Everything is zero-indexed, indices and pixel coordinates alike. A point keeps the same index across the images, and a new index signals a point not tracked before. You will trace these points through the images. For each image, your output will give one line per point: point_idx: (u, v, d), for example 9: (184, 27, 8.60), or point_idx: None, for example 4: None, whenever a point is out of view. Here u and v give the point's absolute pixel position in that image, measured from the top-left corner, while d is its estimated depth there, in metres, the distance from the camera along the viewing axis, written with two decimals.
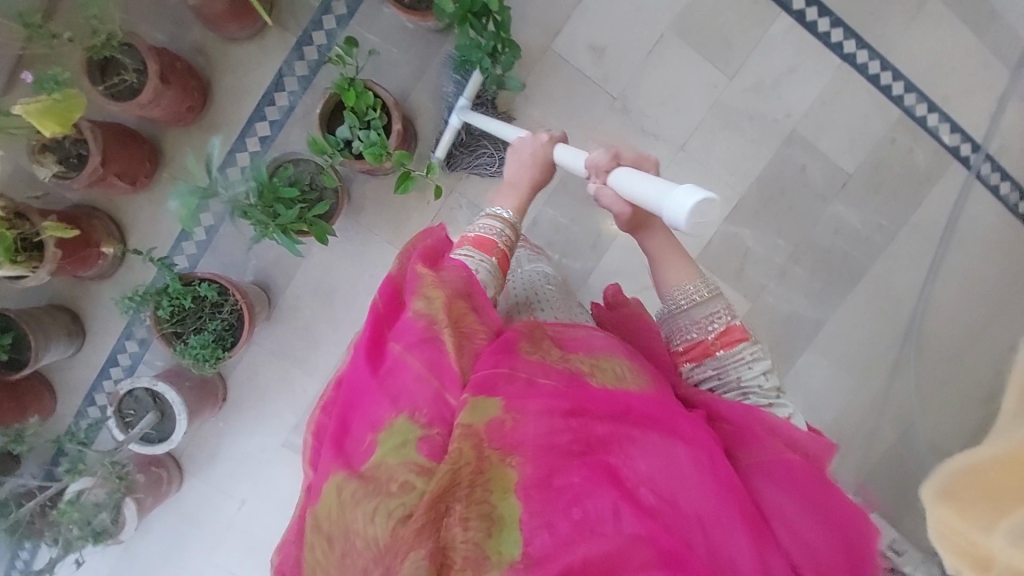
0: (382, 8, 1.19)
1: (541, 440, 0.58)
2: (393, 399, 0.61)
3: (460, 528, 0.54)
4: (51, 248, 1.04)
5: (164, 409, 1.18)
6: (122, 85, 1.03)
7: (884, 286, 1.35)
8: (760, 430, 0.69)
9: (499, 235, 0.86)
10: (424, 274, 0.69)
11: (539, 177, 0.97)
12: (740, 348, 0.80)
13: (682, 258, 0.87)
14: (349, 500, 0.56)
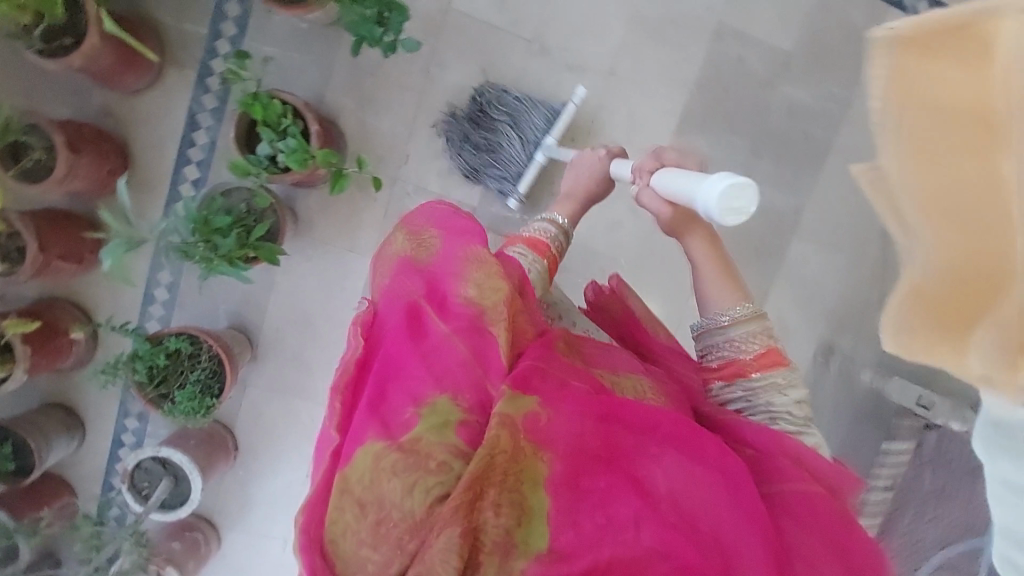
0: (271, 18, 1.15)
1: (571, 440, 0.58)
2: (434, 377, 0.61)
3: (492, 515, 0.53)
4: (19, 346, 1.03)
5: (177, 470, 1.17)
6: (36, 166, 1.01)
7: (855, 155, 1.30)
8: (785, 461, 0.70)
9: (552, 239, 0.91)
10: (487, 261, 0.72)
11: (596, 189, 1.01)
12: (776, 371, 0.79)
13: (731, 281, 0.86)
14: (385, 472, 0.56)
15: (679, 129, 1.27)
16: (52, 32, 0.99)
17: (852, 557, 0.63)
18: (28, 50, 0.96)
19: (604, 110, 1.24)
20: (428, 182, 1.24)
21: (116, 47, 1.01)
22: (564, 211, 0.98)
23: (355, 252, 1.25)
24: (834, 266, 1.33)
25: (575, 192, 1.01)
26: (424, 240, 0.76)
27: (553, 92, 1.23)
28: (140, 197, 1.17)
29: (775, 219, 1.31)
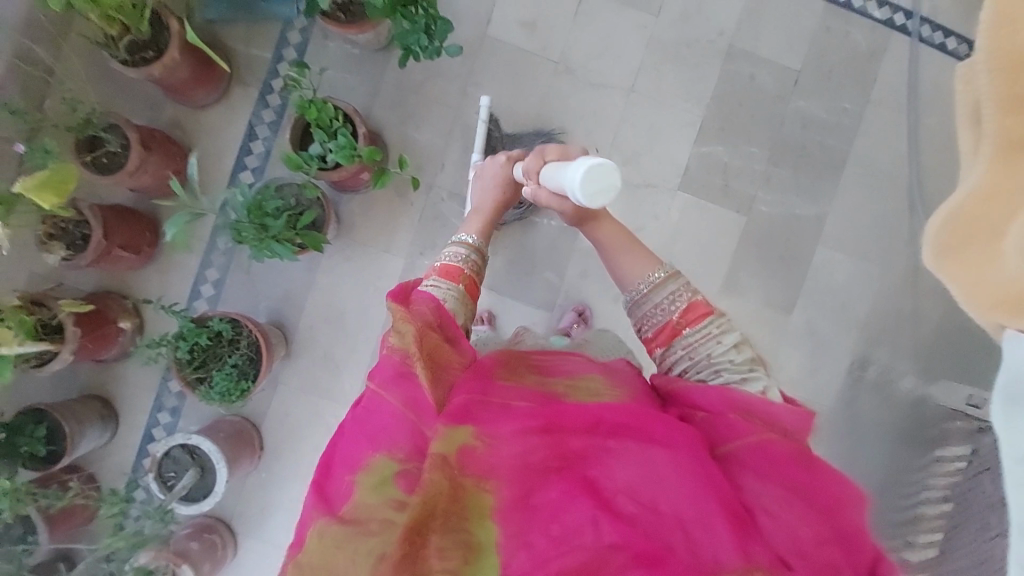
0: (327, 42, 1.29)
1: (515, 458, 0.58)
2: (370, 439, 0.63)
3: (437, 559, 0.53)
4: (71, 326, 1.08)
5: (204, 463, 1.17)
6: (108, 160, 1.11)
7: (870, 166, 1.35)
8: (734, 416, 0.67)
9: (465, 261, 0.91)
10: (393, 309, 0.70)
11: (502, 198, 1.03)
12: (706, 322, 0.80)
13: (641, 251, 0.89)
14: (334, 545, 0.54)
15: (698, 140, 1.34)
16: (136, 46, 1.12)
17: (819, 495, 0.60)
18: (114, 59, 1.09)
19: (627, 122, 1.33)
20: (461, 189, 1.32)
21: (189, 61, 1.15)
22: (474, 228, 0.98)
23: (390, 252, 1.31)
24: (862, 273, 1.36)
25: (485, 206, 1.03)
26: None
27: (577, 107, 1.33)
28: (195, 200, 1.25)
29: (795, 224, 1.35)
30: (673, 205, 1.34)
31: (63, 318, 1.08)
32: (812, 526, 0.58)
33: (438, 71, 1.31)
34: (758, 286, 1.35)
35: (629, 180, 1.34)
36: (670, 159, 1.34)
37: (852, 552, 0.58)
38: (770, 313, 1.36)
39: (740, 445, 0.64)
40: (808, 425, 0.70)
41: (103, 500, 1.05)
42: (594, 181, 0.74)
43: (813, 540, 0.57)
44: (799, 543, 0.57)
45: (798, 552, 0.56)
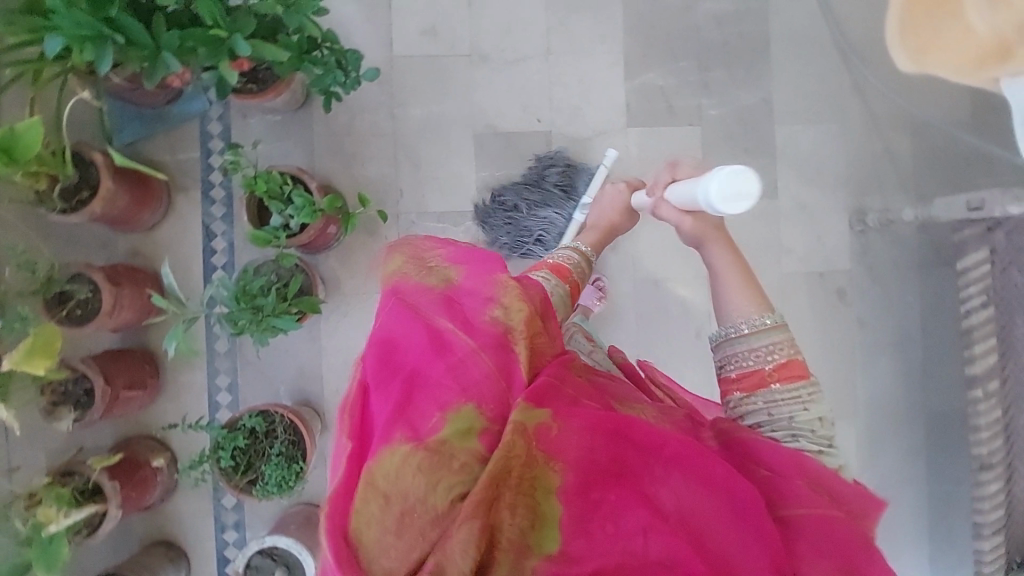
0: (248, 120, 1.28)
1: (581, 456, 0.58)
2: (458, 387, 0.59)
3: (508, 516, 0.55)
4: (108, 480, 1.05)
5: (287, 560, 1.13)
6: (85, 309, 1.10)
7: (793, 36, 1.37)
8: (801, 482, 0.67)
9: (576, 264, 0.95)
10: (508, 283, 0.66)
11: (616, 221, 1.13)
12: (799, 385, 0.76)
13: (754, 292, 0.83)
14: (408, 470, 0.56)
15: (628, 74, 1.35)
16: (68, 191, 1.11)
17: None
18: (53, 211, 1.08)
19: (557, 83, 1.35)
20: (428, 206, 1.32)
21: (124, 185, 1.14)
22: (587, 241, 1.08)
23: None
24: (827, 136, 1.38)
25: (600, 224, 1.13)
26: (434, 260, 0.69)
27: (505, 88, 1.34)
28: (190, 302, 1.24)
29: (747, 115, 1.37)
30: (630, 142, 1.35)
31: (98, 476, 1.05)
32: None
33: (362, 106, 1.31)
34: None
35: (579, 136, 1.35)
36: (609, 101, 1.35)
37: None
38: (758, 206, 1.38)
39: (803, 513, 0.64)
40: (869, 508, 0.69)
41: None
42: (726, 182, 0.79)
43: None
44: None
45: None
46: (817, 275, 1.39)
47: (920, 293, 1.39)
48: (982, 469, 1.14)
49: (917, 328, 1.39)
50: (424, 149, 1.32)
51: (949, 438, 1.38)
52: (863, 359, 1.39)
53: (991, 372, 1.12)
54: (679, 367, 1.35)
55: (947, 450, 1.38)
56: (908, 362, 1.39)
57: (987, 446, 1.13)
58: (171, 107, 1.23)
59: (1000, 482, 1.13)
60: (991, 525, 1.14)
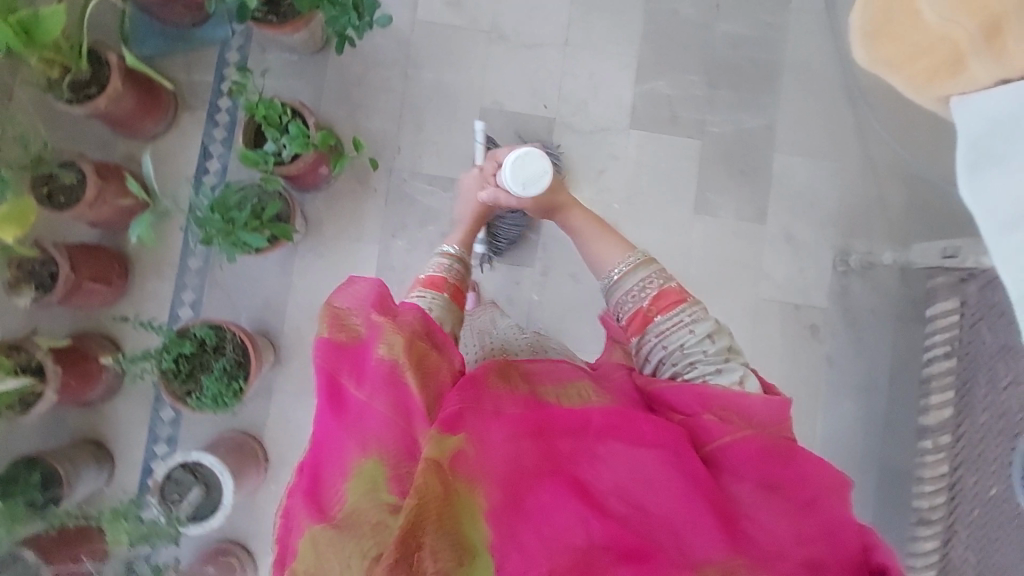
0: (265, 54, 1.33)
1: (503, 468, 0.62)
2: (358, 441, 0.67)
3: (430, 557, 0.56)
4: (52, 363, 1.07)
5: (208, 479, 1.13)
6: (68, 196, 1.12)
7: (804, 71, 1.40)
8: (710, 416, 0.72)
9: (449, 270, 0.93)
10: (384, 323, 0.72)
11: (480, 212, 1.09)
12: (678, 310, 0.85)
13: (612, 241, 0.95)
14: (327, 549, 0.60)
15: (638, 78, 1.38)
16: (77, 85, 1.14)
17: (795, 491, 0.67)
18: (58, 99, 1.11)
19: (567, 74, 1.38)
20: (421, 167, 1.34)
21: (133, 91, 1.17)
22: (454, 240, 1.02)
23: (361, 241, 1.32)
24: (822, 173, 1.39)
25: (466, 217, 1.09)
26: (330, 316, 0.75)
27: (517, 69, 1.37)
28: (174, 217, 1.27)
29: (746, 138, 1.39)
30: (629, 143, 1.37)
31: (43, 358, 1.07)
32: (784, 522, 0.64)
33: (377, 61, 1.35)
34: (727, 205, 1.38)
35: (580, 128, 1.37)
36: (614, 100, 1.38)
37: (828, 536, 0.64)
38: (744, 228, 1.38)
39: (722, 446, 0.69)
40: (780, 408, 0.74)
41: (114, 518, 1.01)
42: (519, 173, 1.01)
43: (792, 538, 0.63)
44: (781, 543, 0.63)
45: (780, 551, 0.62)
46: (791, 307, 1.38)
47: (893, 344, 1.38)
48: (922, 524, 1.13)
49: (884, 379, 1.37)
50: (428, 113, 1.35)
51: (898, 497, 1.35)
52: (824, 401, 1.37)
53: (944, 425, 1.12)
54: None
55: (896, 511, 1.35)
56: (869, 412, 1.37)
57: (927, 500, 1.13)
58: (195, 29, 1.28)
59: (937, 541, 1.11)
60: None
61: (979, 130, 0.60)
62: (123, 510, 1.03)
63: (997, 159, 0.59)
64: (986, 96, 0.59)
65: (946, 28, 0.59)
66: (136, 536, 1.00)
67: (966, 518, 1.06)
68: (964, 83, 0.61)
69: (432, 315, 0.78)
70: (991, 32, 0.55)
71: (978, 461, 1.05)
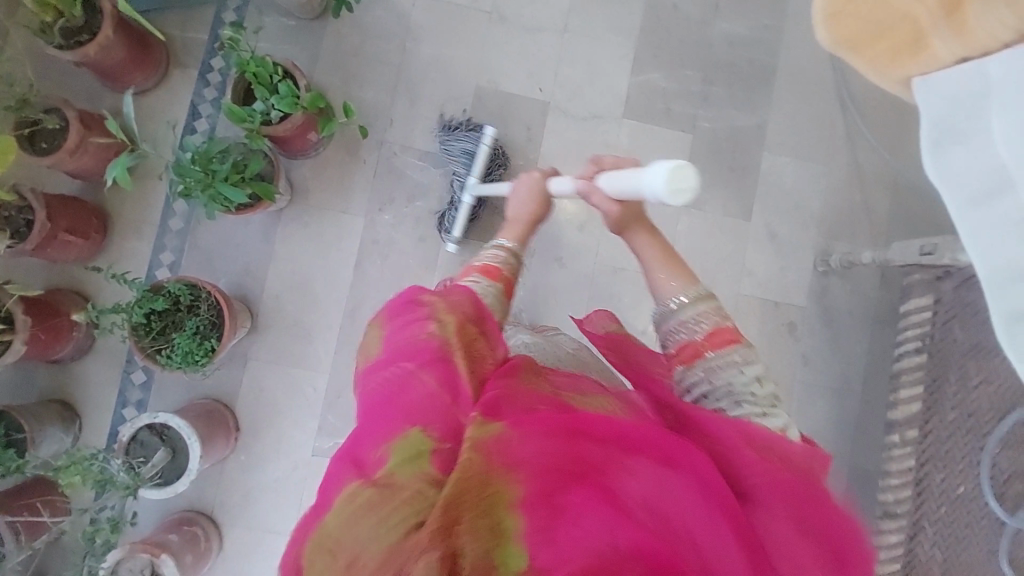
0: (262, 17, 1.31)
1: (538, 459, 0.50)
2: (401, 414, 0.56)
3: (469, 541, 0.46)
4: (21, 313, 1.03)
5: (175, 443, 1.10)
6: (50, 143, 1.10)
7: (797, 73, 1.42)
8: (749, 450, 0.60)
9: (503, 263, 0.84)
10: (434, 301, 0.66)
11: (539, 211, 0.96)
12: (732, 349, 0.72)
13: (677, 267, 0.82)
14: (358, 512, 0.48)
15: (634, 69, 1.40)
16: (69, 31, 1.12)
17: (826, 532, 0.57)
18: (48, 45, 1.09)
19: (565, 60, 1.38)
20: (412, 142, 1.33)
21: (123, 42, 1.15)
22: (511, 234, 0.92)
23: (348, 212, 1.30)
24: (808, 174, 1.42)
25: (520, 217, 0.95)
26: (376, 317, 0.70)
27: (514, 51, 1.37)
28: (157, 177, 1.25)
29: (737, 136, 1.41)
30: (621, 133, 1.38)
31: (12, 307, 1.02)
32: (811, 560, 0.56)
33: (375, 32, 1.34)
34: (714, 200, 1.40)
35: (574, 114, 1.38)
36: (610, 89, 1.39)
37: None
38: (730, 224, 1.40)
39: (759, 481, 0.58)
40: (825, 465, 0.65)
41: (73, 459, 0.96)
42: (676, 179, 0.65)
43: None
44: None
45: None
46: (773, 305, 1.40)
47: (869, 347, 1.40)
48: (886, 518, 1.14)
49: (858, 381, 1.40)
50: (423, 88, 1.35)
51: (867, 498, 1.36)
52: (800, 399, 1.39)
53: (912, 419, 1.14)
54: None
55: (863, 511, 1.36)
56: (842, 412, 1.39)
57: (893, 493, 1.14)
58: None
59: (901, 535, 1.12)
60: None
61: (944, 112, 0.69)
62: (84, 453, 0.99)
63: (959, 138, 0.68)
64: (947, 74, 0.68)
65: (912, 11, 0.66)
66: (91, 481, 0.96)
67: (934, 515, 1.08)
68: (928, 63, 0.69)
69: (486, 304, 0.71)
70: (950, 12, 0.62)
71: (947, 458, 1.08)
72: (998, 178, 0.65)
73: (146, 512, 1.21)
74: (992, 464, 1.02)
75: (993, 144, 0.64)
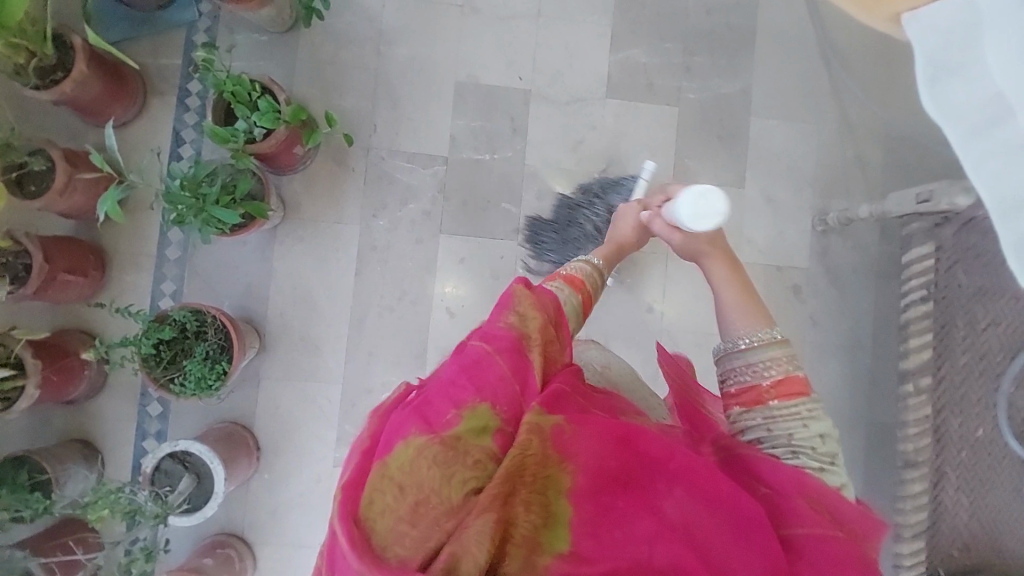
0: (234, 36, 1.30)
1: (595, 459, 0.56)
2: (473, 383, 0.58)
3: (523, 512, 0.53)
4: (31, 357, 1.03)
5: (198, 469, 1.11)
6: (40, 186, 1.10)
7: (777, 34, 1.41)
8: (800, 501, 0.65)
9: (585, 274, 0.89)
10: (519, 292, 0.68)
11: (631, 240, 1.07)
12: (798, 402, 0.75)
13: (750, 304, 0.86)
14: (421, 463, 0.53)
15: (613, 47, 1.38)
16: (43, 71, 1.11)
17: None
18: (25, 86, 1.08)
19: (542, 45, 1.37)
20: (399, 145, 1.32)
21: (100, 76, 1.15)
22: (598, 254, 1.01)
23: (343, 222, 1.30)
24: (798, 134, 1.41)
25: (616, 241, 1.07)
26: None
27: (490, 42, 1.36)
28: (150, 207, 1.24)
29: (724, 104, 1.40)
30: (607, 113, 1.37)
31: (21, 352, 1.03)
32: None
33: (349, 38, 1.33)
34: (706, 170, 1.39)
35: (558, 100, 1.37)
36: (591, 71, 1.38)
37: None
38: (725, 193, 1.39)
39: (802, 532, 0.63)
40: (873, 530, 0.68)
41: (97, 494, 0.95)
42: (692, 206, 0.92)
43: None
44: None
45: None
46: (775, 269, 1.39)
47: (875, 302, 1.40)
48: (907, 467, 1.10)
49: (868, 336, 1.40)
50: (404, 90, 1.34)
51: (888, 452, 1.37)
52: (812, 360, 1.39)
53: (924, 367, 1.10)
54: (627, 342, 1.34)
55: (885, 464, 1.37)
56: (855, 368, 1.39)
57: (913, 443, 1.10)
58: (162, 12, 1.26)
59: (924, 483, 1.10)
60: (910, 526, 1.09)
61: (930, 47, 0.61)
62: (109, 487, 0.98)
63: (954, 71, 0.59)
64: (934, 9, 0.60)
65: None
66: (120, 513, 0.95)
67: (955, 460, 1.11)
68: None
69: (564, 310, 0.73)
70: None
71: (961, 404, 1.11)
72: (997, 107, 0.56)
73: (177, 540, 1.22)
74: (1008, 404, 1.10)
75: (987, 71, 0.56)
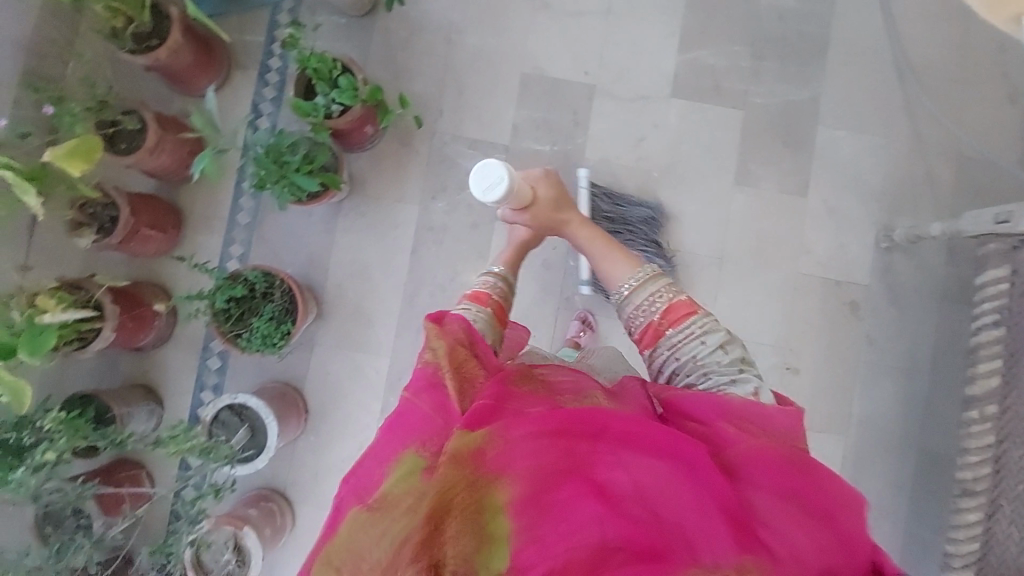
0: (315, 17, 1.36)
1: (525, 461, 0.56)
2: (400, 436, 0.63)
3: (454, 543, 0.52)
4: (109, 302, 1.09)
5: (253, 423, 1.15)
6: (129, 144, 1.17)
7: (851, 44, 1.38)
8: (727, 426, 0.68)
9: (493, 287, 0.90)
10: (427, 330, 0.71)
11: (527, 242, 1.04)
12: (689, 322, 0.81)
13: (624, 257, 0.91)
14: (358, 530, 0.54)
15: (681, 48, 1.38)
16: (139, 37, 1.18)
17: (814, 499, 0.62)
18: (122, 50, 1.15)
19: (609, 42, 1.38)
20: (462, 131, 1.36)
21: (190, 45, 1.21)
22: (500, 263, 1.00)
23: (403, 201, 1.33)
24: (867, 147, 1.37)
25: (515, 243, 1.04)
26: None
27: (559, 37, 1.38)
28: (225, 172, 1.31)
29: (791, 111, 1.37)
30: (671, 112, 1.37)
31: (101, 297, 1.09)
32: (805, 531, 0.59)
33: (421, 25, 1.37)
34: (769, 177, 1.37)
35: (621, 97, 1.37)
36: (657, 70, 1.38)
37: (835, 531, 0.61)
38: (786, 201, 1.37)
39: (744, 453, 0.64)
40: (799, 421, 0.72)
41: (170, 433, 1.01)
42: (477, 180, 0.91)
43: (808, 548, 0.58)
44: (801, 560, 0.58)
45: (794, 557, 0.58)
46: (833, 282, 1.36)
47: (937, 324, 1.35)
48: (964, 495, 1.09)
49: (927, 359, 1.34)
50: (470, 78, 1.37)
51: (939, 479, 1.32)
52: (863, 378, 1.35)
53: (991, 395, 1.07)
54: None
55: (934, 492, 1.32)
56: (910, 391, 1.34)
57: (973, 471, 1.08)
58: None
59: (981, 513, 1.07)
60: (961, 556, 1.09)
61: None
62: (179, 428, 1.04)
63: None
64: None
65: None
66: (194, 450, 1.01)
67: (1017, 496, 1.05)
68: None
69: (477, 327, 0.75)
70: None
71: None
72: None
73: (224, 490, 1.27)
74: None
75: None
